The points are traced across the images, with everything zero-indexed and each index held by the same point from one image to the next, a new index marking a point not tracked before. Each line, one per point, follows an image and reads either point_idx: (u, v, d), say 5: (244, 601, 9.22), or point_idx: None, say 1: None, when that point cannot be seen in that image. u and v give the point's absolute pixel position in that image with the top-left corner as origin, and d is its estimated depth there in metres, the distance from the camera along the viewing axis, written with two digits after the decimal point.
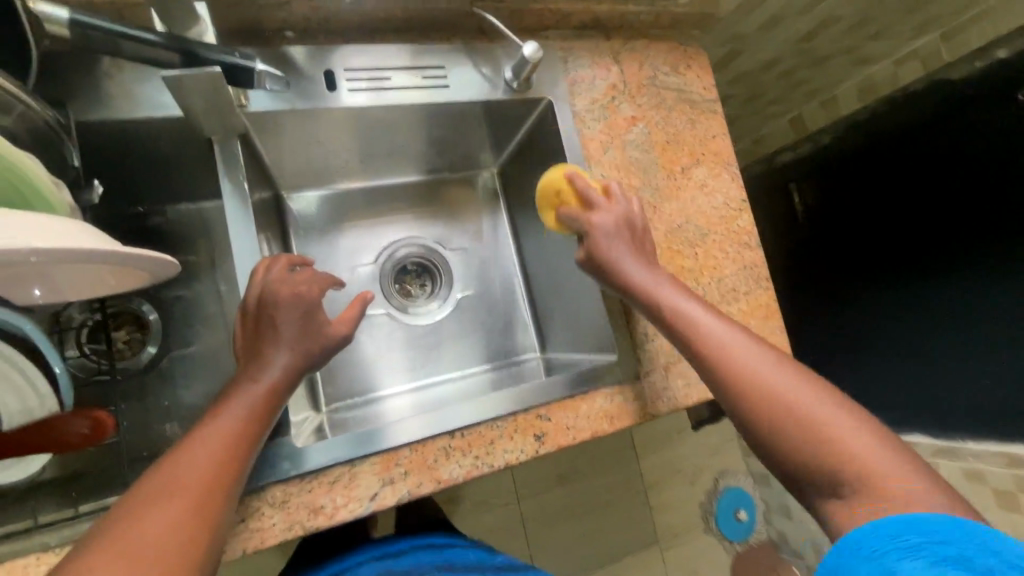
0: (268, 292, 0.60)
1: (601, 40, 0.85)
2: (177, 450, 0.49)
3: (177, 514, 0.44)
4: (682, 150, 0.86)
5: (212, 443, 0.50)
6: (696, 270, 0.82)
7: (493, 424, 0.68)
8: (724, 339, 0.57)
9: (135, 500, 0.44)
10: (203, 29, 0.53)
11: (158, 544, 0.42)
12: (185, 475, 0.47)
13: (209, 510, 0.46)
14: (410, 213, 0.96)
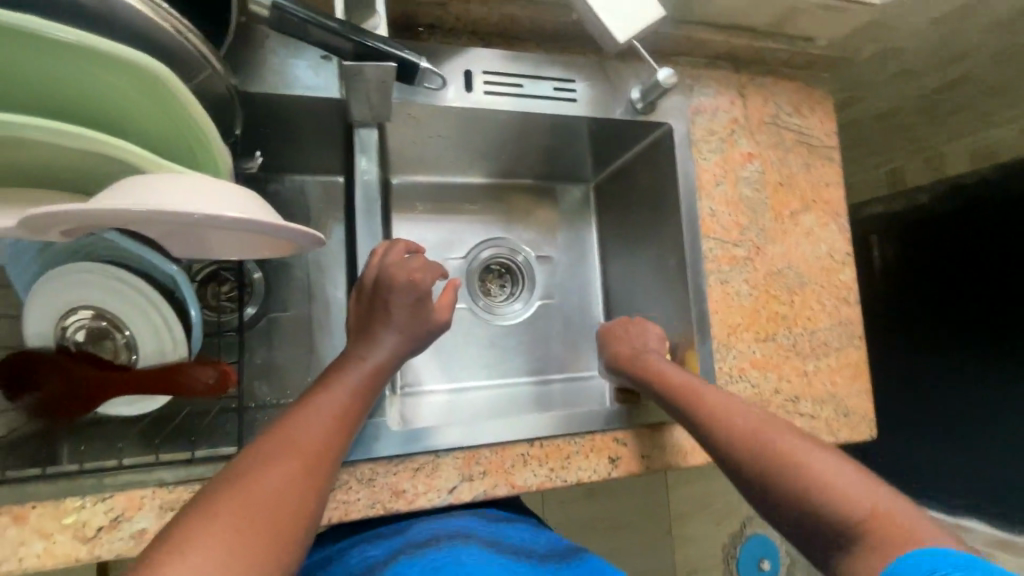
0: (385, 275, 0.62)
1: (730, 72, 0.83)
2: (293, 412, 0.51)
3: (293, 474, 0.46)
4: (794, 193, 0.84)
5: (326, 411, 0.52)
6: (791, 318, 0.80)
7: (571, 439, 0.68)
8: (713, 403, 0.63)
9: (257, 455, 0.46)
10: (377, 22, 0.55)
11: (275, 500, 0.43)
12: (302, 440, 0.49)
13: (318, 473, 0.48)
14: (504, 213, 0.97)
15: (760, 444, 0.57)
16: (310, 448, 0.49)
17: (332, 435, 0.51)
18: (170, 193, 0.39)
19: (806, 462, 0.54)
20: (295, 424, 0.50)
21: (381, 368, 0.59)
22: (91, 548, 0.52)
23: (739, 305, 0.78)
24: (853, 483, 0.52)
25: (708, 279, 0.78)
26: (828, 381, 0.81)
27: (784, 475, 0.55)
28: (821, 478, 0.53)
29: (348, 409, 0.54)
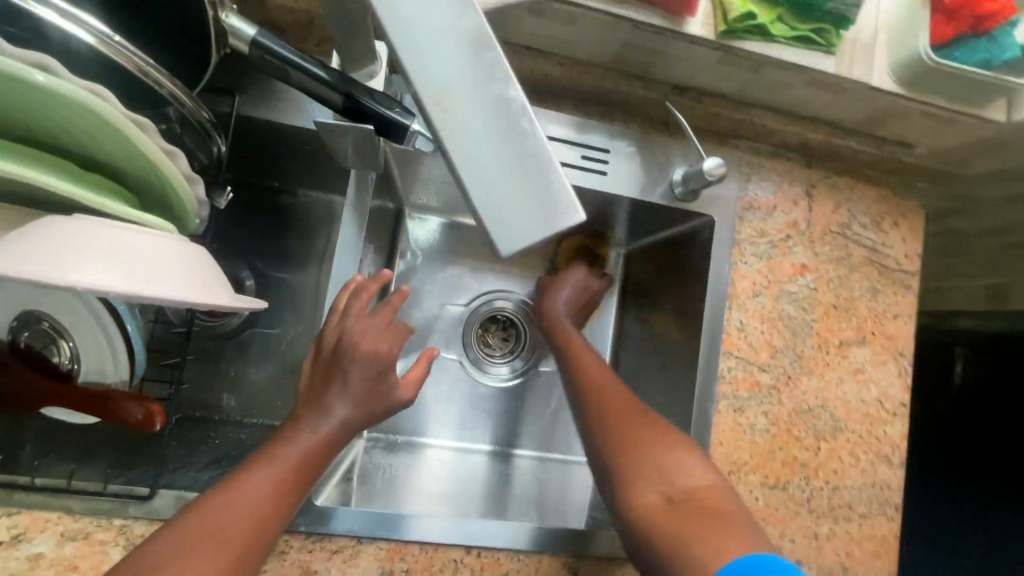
0: (347, 340, 0.57)
1: (799, 165, 0.71)
2: (232, 483, 0.47)
3: (215, 573, 0.43)
4: (848, 320, 0.71)
5: (267, 488, 0.48)
6: (811, 468, 0.68)
7: (513, 555, 0.60)
8: (587, 376, 0.64)
9: (178, 546, 0.43)
10: (376, 69, 0.50)
11: None
12: (231, 527, 0.45)
13: (247, 564, 0.45)
14: (520, 266, 0.89)
15: (613, 401, 0.60)
16: (234, 541, 0.45)
17: (261, 522, 0.46)
18: (100, 265, 0.37)
19: (653, 429, 0.57)
20: (220, 509, 0.46)
21: (329, 443, 0.53)
22: None
23: (750, 441, 0.67)
24: (694, 461, 0.54)
25: (718, 403, 0.67)
26: (842, 553, 0.67)
27: (633, 435, 0.56)
28: (664, 452, 0.55)
29: (287, 488, 0.49)
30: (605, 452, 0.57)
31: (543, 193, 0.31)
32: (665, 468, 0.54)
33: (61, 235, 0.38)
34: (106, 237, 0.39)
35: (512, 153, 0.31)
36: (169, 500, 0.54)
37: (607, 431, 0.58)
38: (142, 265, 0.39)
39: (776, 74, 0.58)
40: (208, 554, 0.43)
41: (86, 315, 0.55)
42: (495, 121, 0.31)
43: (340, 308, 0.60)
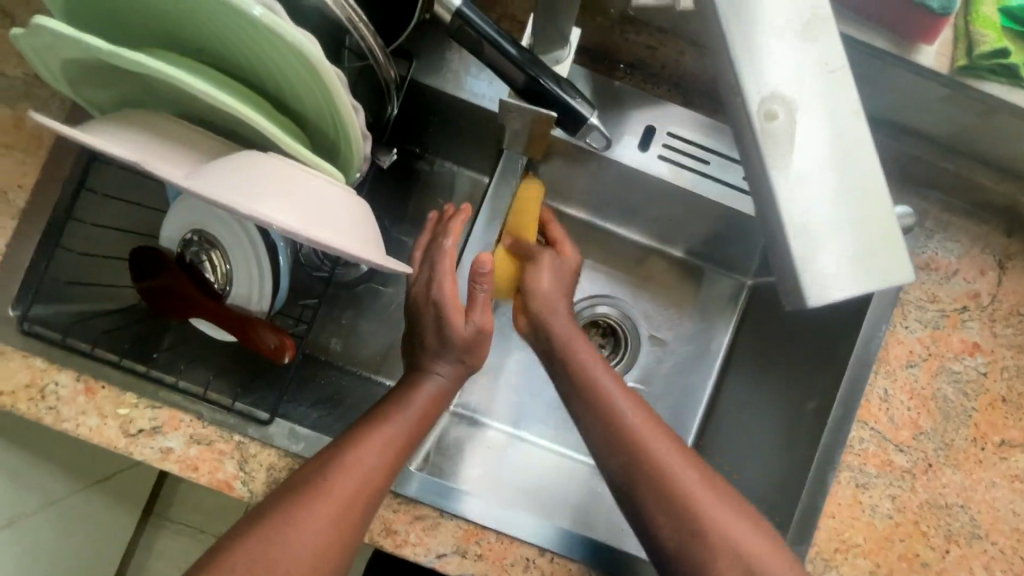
0: (417, 293, 0.55)
1: (998, 231, 0.62)
2: (342, 440, 0.48)
3: (315, 526, 0.44)
4: (1018, 418, 0.61)
5: (370, 451, 0.48)
6: (933, 572, 0.59)
7: (586, 570, 0.59)
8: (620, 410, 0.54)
9: (287, 494, 0.46)
10: (564, 55, 0.49)
11: (291, 555, 0.43)
12: (334, 484, 0.46)
13: (349, 521, 0.45)
14: (634, 276, 0.86)
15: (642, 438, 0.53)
16: (342, 498, 0.45)
17: (367, 485, 0.47)
18: (278, 206, 0.39)
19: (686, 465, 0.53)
20: (331, 467, 0.47)
21: (434, 401, 0.53)
22: (128, 443, 0.57)
23: (866, 523, 0.60)
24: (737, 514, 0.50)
25: (839, 473, 0.60)
26: None
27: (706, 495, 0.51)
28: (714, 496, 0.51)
29: (393, 453, 0.49)
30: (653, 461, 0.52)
31: (834, 232, 0.44)
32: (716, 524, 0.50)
33: (243, 173, 0.39)
34: (286, 182, 0.40)
35: (848, 194, 0.44)
36: (283, 429, 0.57)
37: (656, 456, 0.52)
38: (321, 222, 0.40)
39: (1007, 122, 0.51)
40: (322, 508, 0.45)
41: (247, 246, 0.59)
42: (844, 174, 0.44)
43: (419, 257, 0.58)
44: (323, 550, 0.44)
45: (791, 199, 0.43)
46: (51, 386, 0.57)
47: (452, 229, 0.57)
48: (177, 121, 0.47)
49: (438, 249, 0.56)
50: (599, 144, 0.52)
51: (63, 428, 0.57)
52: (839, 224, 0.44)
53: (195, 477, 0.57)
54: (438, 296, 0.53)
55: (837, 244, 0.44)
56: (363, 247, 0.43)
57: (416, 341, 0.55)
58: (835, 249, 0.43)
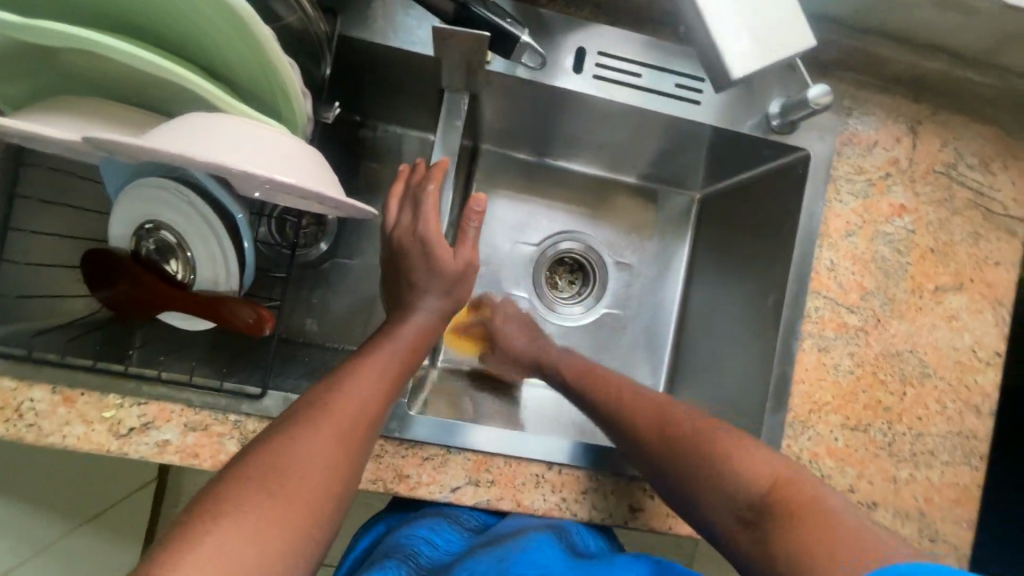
0: (402, 235, 0.57)
1: (906, 99, 0.68)
2: (340, 371, 0.50)
3: (322, 442, 0.45)
4: (946, 266, 0.68)
5: (367, 376, 0.50)
6: (894, 413, 0.67)
7: (592, 474, 0.63)
8: (641, 409, 0.62)
9: (292, 419, 0.46)
10: None
11: (302, 469, 0.43)
12: (337, 405, 0.47)
13: (352, 439, 0.47)
14: (590, 209, 0.89)
15: (637, 417, 0.61)
16: (345, 416, 0.47)
17: (367, 407, 0.49)
18: (241, 154, 0.40)
19: (672, 416, 0.60)
20: (332, 391, 0.48)
21: (423, 333, 0.56)
22: (121, 444, 0.56)
23: (833, 382, 0.66)
24: (751, 454, 0.53)
25: (803, 342, 0.66)
26: (920, 498, 0.67)
27: (682, 448, 0.57)
28: (711, 450, 0.55)
29: (386, 379, 0.51)
30: (647, 457, 0.59)
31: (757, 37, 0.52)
32: (719, 471, 0.53)
33: (194, 129, 0.39)
34: (240, 131, 0.41)
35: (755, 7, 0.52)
36: (277, 400, 0.58)
37: (639, 431, 0.60)
38: (282, 167, 0.41)
39: None
40: (328, 425, 0.46)
41: (203, 227, 0.58)
42: None
43: (394, 203, 0.59)
44: (332, 462, 0.45)
45: (707, 12, 0.51)
46: (26, 403, 0.55)
47: (432, 172, 0.56)
48: (122, 108, 0.48)
49: (421, 194, 0.56)
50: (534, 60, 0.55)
51: (48, 443, 0.56)
52: (755, 32, 0.52)
53: (198, 463, 0.57)
54: (420, 238, 0.56)
55: (755, 49, 0.51)
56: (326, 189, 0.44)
57: (401, 279, 0.57)
58: (752, 49, 0.51)
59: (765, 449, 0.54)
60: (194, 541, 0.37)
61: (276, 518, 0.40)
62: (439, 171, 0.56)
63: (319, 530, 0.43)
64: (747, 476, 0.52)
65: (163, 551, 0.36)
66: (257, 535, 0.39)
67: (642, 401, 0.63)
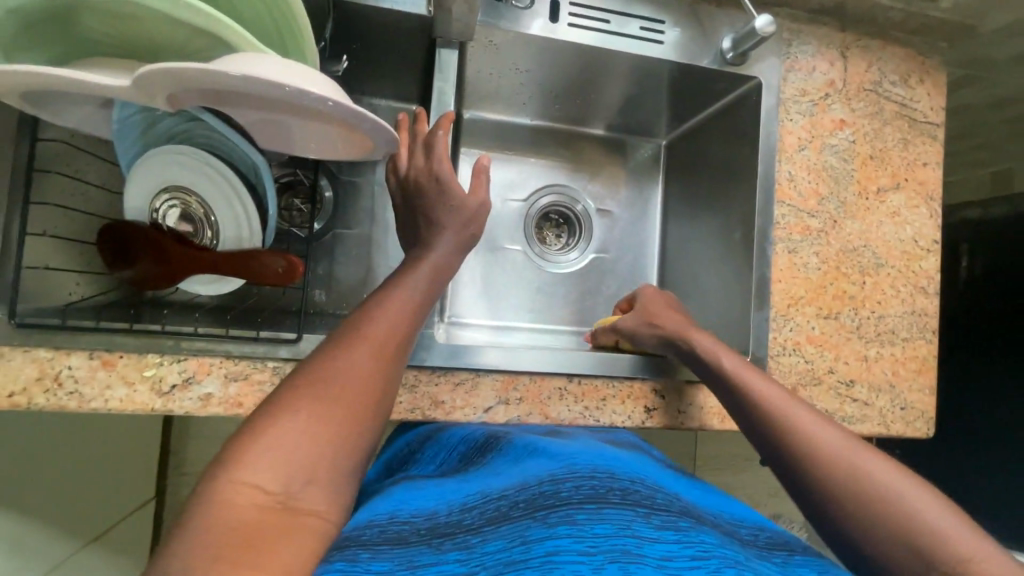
0: (418, 174, 0.65)
1: (834, 30, 0.78)
2: (375, 301, 0.56)
3: (361, 357, 0.50)
4: (884, 169, 0.79)
5: (394, 305, 0.56)
6: (858, 299, 0.76)
7: (609, 382, 0.69)
8: (788, 418, 0.55)
9: (331, 343, 0.51)
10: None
11: (346, 378, 0.48)
12: (369, 329, 0.52)
13: (387, 355, 0.52)
14: (569, 164, 0.96)
15: (792, 429, 0.54)
16: (379, 336, 0.52)
17: (396, 330, 0.54)
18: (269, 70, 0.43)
19: (853, 448, 0.51)
20: (364, 318, 0.53)
21: (442, 261, 0.61)
22: (165, 402, 0.58)
23: (805, 278, 0.75)
24: (914, 496, 0.47)
25: (776, 247, 0.75)
26: (889, 371, 0.77)
27: (874, 504, 0.47)
28: (910, 510, 0.46)
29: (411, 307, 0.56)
30: (825, 512, 0.49)
31: None
32: (920, 536, 0.45)
33: (225, 61, 0.43)
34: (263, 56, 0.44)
35: None
36: (314, 343, 0.61)
37: (835, 490, 0.49)
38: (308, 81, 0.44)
39: None
40: (363, 344, 0.51)
41: (228, 188, 0.62)
42: None
43: (405, 152, 0.67)
44: (371, 373, 0.49)
45: None
46: (64, 371, 0.56)
47: (441, 122, 0.66)
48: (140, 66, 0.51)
49: (433, 139, 0.65)
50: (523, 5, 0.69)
51: (91, 409, 0.57)
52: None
53: (243, 411, 0.60)
54: (434, 175, 0.65)
55: None
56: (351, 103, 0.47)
57: (422, 216, 0.65)
58: None
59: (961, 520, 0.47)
60: (255, 435, 0.43)
61: (325, 416, 0.45)
62: (447, 121, 0.66)
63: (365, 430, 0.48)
64: (910, 520, 0.46)
65: (234, 442, 0.43)
66: (309, 429, 0.44)
67: (815, 418, 0.54)
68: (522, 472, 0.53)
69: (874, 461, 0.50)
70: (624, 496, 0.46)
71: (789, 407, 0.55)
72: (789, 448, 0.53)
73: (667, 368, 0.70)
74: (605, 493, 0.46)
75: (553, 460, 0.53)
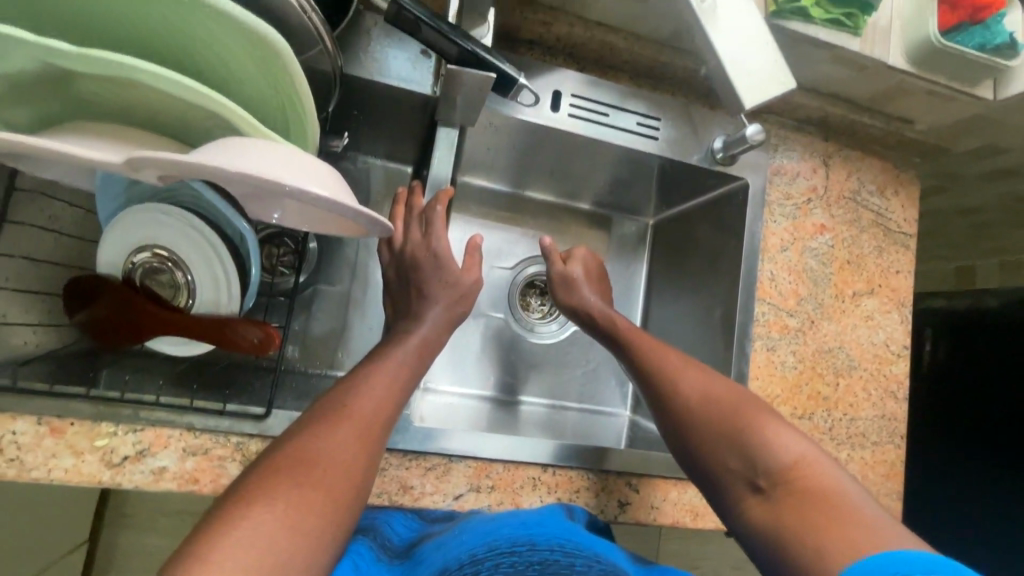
0: (415, 250, 0.65)
1: (818, 139, 0.82)
2: (358, 378, 0.53)
3: (343, 438, 0.48)
4: (860, 275, 0.81)
5: (378, 384, 0.53)
6: (831, 401, 0.77)
7: (584, 474, 0.68)
8: (668, 363, 0.64)
9: (311, 419, 0.49)
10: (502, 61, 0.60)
11: (328, 462, 0.46)
12: (354, 407, 0.50)
13: (370, 439, 0.50)
14: (559, 237, 0.96)
15: (682, 381, 0.62)
16: (362, 416, 0.50)
17: (380, 410, 0.52)
18: (267, 161, 0.42)
19: (702, 377, 0.62)
20: (350, 395, 0.51)
21: (427, 342, 0.60)
22: (114, 475, 0.55)
23: (781, 376, 0.76)
24: (780, 433, 0.54)
25: (755, 343, 0.76)
26: (859, 475, 0.77)
27: (713, 421, 0.58)
28: (740, 424, 0.56)
29: (395, 390, 0.54)
30: (677, 431, 0.60)
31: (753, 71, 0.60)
32: (747, 445, 0.54)
33: (225, 150, 0.42)
34: (261, 147, 0.43)
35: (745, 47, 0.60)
36: (282, 420, 0.59)
37: (680, 411, 0.60)
38: (307, 172, 0.43)
39: (814, 54, 0.69)
40: (344, 424, 0.49)
41: (208, 251, 0.59)
42: (746, 46, 0.60)
43: (400, 224, 0.67)
44: (351, 458, 0.47)
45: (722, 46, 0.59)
46: (7, 437, 0.52)
47: (438, 198, 0.66)
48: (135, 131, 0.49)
49: (431, 214, 0.66)
50: (528, 101, 0.70)
51: (32, 479, 0.53)
52: (732, 59, 0.59)
53: (197, 489, 0.56)
54: (432, 251, 0.64)
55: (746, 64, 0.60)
56: (347, 195, 0.46)
57: (412, 291, 0.64)
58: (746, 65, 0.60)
59: (791, 429, 0.55)
60: (227, 528, 0.39)
61: (304, 505, 0.42)
62: (444, 198, 0.66)
63: (343, 517, 0.44)
64: (776, 451, 0.53)
65: (194, 541, 0.38)
66: (286, 520, 0.41)
67: (694, 367, 0.63)
68: (445, 555, 0.49)
69: (738, 398, 0.59)
70: (543, 570, 0.43)
71: (670, 360, 0.64)
72: (669, 395, 0.61)
73: (644, 462, 0.69)
74: (525, 569, 0.43)
75: (480, 536, 0.50)
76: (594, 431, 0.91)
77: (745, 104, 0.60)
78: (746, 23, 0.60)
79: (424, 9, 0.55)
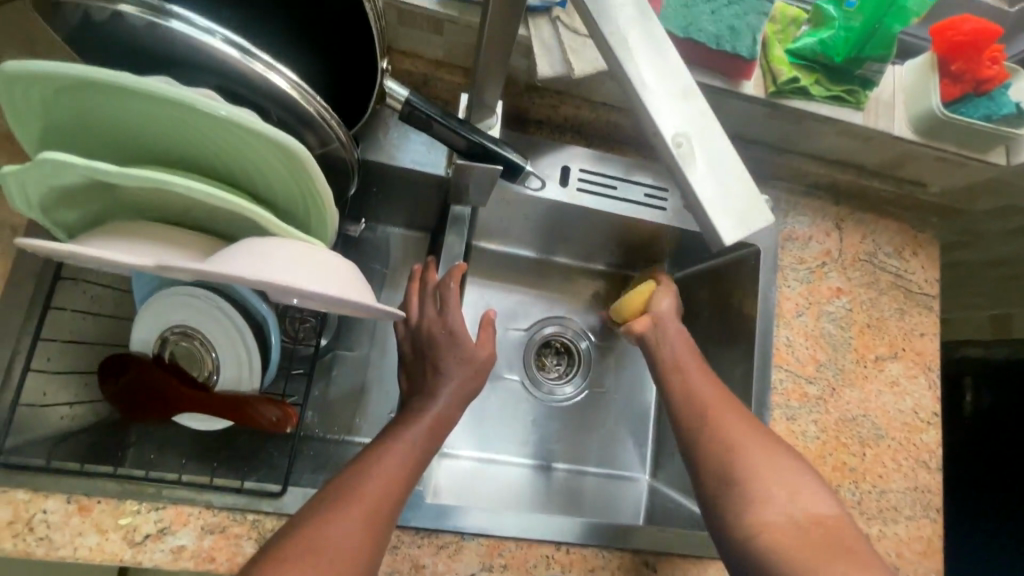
0: (430, 325, 0.67)
1: (830, 203, 0.82)
2: (370, 459, 0.54)
3: (353, 523, 0.48)
4: (882, 338, 0.80)
5: (390, 464, 0.54)
6: (858, 472, 0.74)
7: (599, 552, 0.66)
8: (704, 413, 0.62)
9: (323, 503, 0.50)
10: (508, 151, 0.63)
11: (336, 549, 0.47)
12: (366, 489, 0.51)
13: (380, 523, 0.50)
14: (573, 298, 0.97)
15: (719, 435, 0.60)
16: (372, 499, 0.51)
17: (390, 493, 0.52)
18: (284, 263, 0.45)
19: (721, 442, 0.59)
20: (362, 476, 0.52)
21: (439, 419, 0.61)
22: (135, 553, 0.56)
23: (803, 446, 0.74)
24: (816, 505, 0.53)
25: (774, 412, 0.74)
26: (893, 552, 0.73)
27: (752, 479, 0.55)
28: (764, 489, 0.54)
29: (406, 470, 0.55)
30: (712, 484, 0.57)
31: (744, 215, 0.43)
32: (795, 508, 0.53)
33: (246, 251, 0.45)
34: (280, 248, 0.46)
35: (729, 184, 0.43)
36: (297, 497, 0.60)
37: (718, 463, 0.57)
38: (320, 272, 0.46)
39: (816, 127, 0.70)
40: (354, 509, 0.49)
41: (232, 331, 0.62)
42: (730, 191, 0.43)
43: (415, 298, 0.70)
44: (358, 544, 0.48)
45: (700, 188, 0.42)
46: (38, 516, 0.55)
47: (451, 275, 0.69)
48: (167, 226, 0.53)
49: (444, 290, 0.68)
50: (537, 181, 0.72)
51: (59, 557, 0.55)
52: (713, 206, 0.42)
53: (214, 568, 0.57)
54: (444, 327, 0.66)
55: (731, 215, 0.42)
56: (359, 294, 0.48)
57: (425, 366, 0.66)
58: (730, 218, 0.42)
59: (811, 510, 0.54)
60: None
61: None
62: (457, 275, 0.69)
63: None
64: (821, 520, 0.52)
65: None
66: None
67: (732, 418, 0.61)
68: None
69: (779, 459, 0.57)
70: None
71: (706, 409, 0.62)
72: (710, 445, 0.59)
73: (662, 540, 0.67)
74: None
75: None
76: (613, 498, 0.89)
77: (728, 244, 0.42)
78: (726, 152, 0.43)
79: (435, 108, 0.59)
